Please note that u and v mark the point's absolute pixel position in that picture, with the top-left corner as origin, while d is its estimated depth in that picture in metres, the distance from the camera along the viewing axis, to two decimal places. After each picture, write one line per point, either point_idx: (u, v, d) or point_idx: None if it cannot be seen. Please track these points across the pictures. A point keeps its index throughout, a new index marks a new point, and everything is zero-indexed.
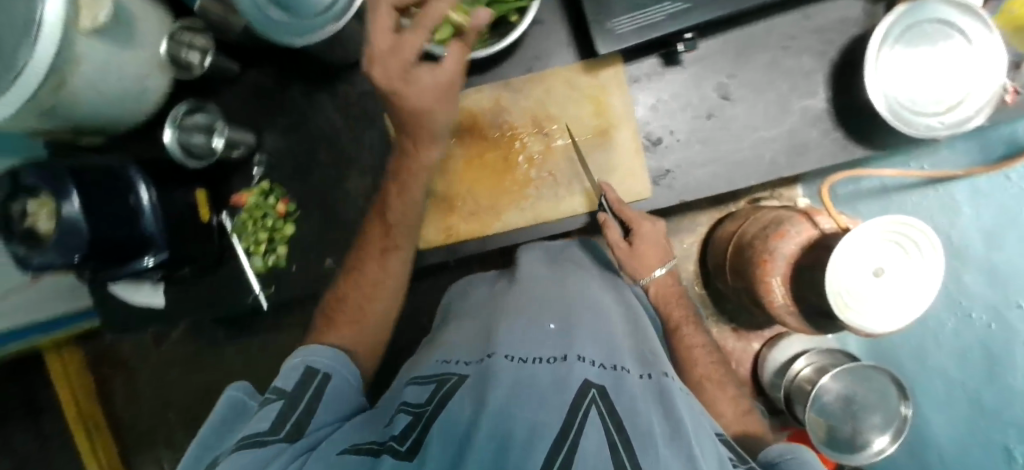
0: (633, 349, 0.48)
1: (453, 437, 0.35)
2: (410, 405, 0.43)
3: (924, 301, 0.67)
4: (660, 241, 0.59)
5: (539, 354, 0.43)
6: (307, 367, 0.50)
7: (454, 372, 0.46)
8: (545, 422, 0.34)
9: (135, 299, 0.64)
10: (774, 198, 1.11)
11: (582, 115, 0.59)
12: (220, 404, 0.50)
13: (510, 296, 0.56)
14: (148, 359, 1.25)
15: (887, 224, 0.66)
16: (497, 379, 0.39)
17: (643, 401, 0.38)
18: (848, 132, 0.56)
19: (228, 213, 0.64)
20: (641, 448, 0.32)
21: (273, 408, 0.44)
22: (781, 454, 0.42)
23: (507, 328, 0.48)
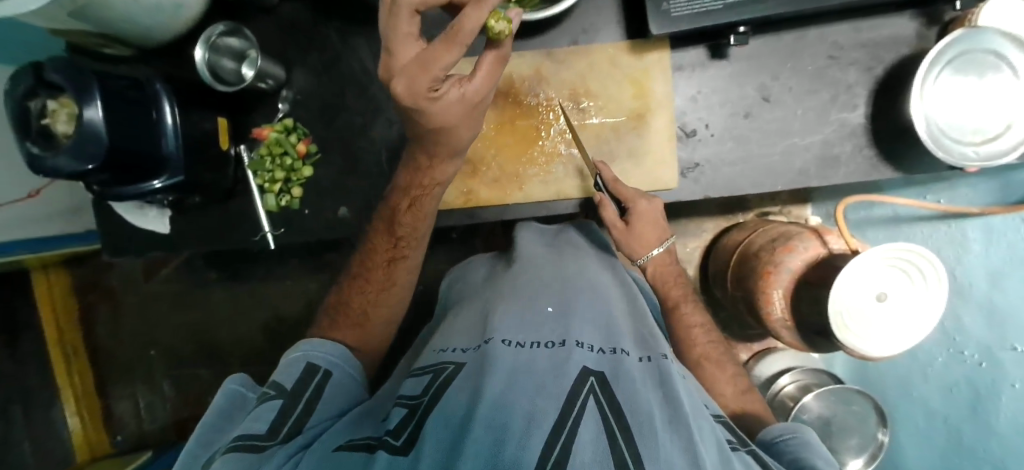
0: (633, 330, 0.48)
1: (449, 425, 0.32)
2: (406, 397, 0.40)
3: (921, 332, 0.69)
4: (658, 219, 0.58)
5: (538, 339, 0.41)
6: (308, 364, 0.49)
7: (450, 359, 0.43)
8: (542, 408, 0.32)
9: (142, 224, 0.63)
10: (783, 214, 1.12)
11: (620, 96, 0.59)
12: (219, 395, 0.47)
13: (511, 279, 0.54)
14: (136, 289, 1.24)
15: (887, 252, 0.66)
16: (493, 366, 0.37)
17: (643, 386, 0.37)
18: (880, 151, 0.56)
19: (247, 146, 0.63)
20: (641, 435, 0.31)
21: (269, 408, 0.42)
22: (782, 433, 0.46)
23: (504, 314, 0.46)
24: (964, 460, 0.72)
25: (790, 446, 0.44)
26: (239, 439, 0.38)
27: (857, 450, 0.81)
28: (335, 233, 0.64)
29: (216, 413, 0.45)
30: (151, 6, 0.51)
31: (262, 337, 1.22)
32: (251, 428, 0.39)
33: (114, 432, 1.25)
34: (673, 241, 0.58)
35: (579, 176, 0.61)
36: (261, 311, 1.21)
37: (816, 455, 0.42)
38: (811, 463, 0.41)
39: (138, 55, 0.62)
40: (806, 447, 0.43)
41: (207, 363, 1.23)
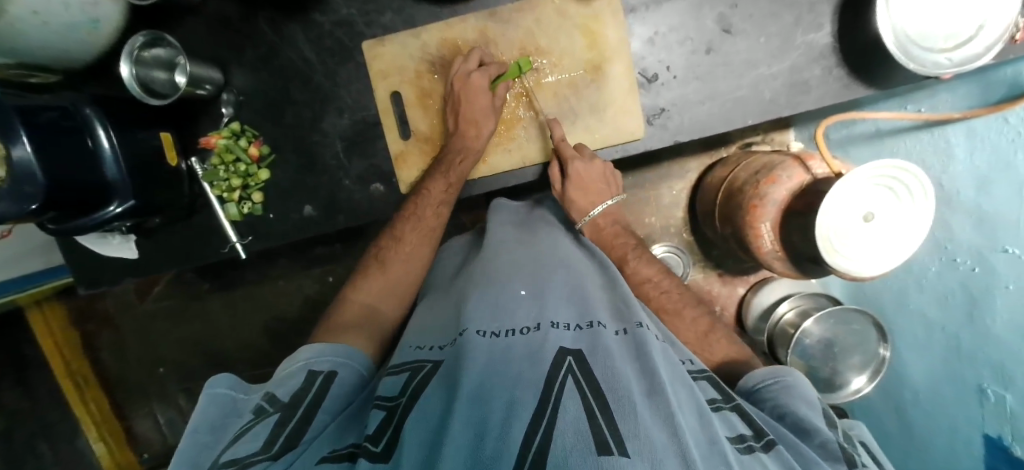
0: (610, 304, 0.51)
1: (428, 429, 0.33)
2: (383, 398, 0.41)
3: (911, 246, 0.67)
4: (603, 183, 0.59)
5: (512, 327, 0.44)
6: (308, 373, 0.46)
7: (427, 358, 0.45)
8: (522, 397, 0.33)
9: (106, 251, 0.62)
10: (766, 143, 1.11)
11: (572, 49, 0.56)
12: (203, 400, 0.45)
13: (488, 269, 0.56)
14: (131, 313, 1.24)
15: (873, 171, 0.65)
16: (471, 357, 0.39)
17: (619, 358, 0.39)
18: (850, 69, 0.53)
19: (197, 157, 0.60)
20: (619, 411, 0.32)
21: (266, 424, 0.39)
22: (765, 378, 0.48)
23: (479, 304, 0.48)
24: (965, 366, 0.72)
25: (771, 393, 0.46)
26: (230, 460, 0.35)
27: (861, 368, 0.82)
28: (305, 231, 0.63)
29: (205, 430, 0.42)
30: (65, 26, 0.48)
31: (263, 338, 1.23)
32: (245, 450, 0.36)
33: (140, 450, 1.27)
34: (615, 200, 0.60)
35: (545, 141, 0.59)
36: (259, 312, 1.22)
37: (796, 399, 0.44)
38: (793, 408, 0.42)
39: (67, 81, 0.61)
40: (786, 391, 0.45)
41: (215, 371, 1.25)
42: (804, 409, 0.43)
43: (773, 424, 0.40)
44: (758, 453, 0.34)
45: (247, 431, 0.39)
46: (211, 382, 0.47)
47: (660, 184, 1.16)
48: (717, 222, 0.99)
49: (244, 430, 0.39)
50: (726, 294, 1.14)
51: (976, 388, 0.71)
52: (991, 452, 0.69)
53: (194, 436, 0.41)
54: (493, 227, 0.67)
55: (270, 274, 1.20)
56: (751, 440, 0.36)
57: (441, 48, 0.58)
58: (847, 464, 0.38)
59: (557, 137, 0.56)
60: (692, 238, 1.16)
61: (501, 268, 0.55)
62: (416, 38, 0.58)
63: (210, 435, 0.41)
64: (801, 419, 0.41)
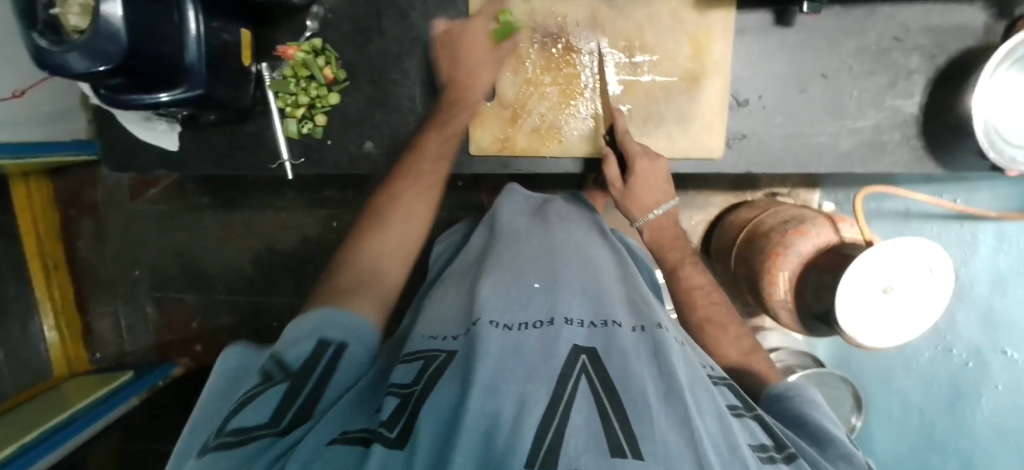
0: (627, 298, 0.50)
1: (437, 418, 0.31)
2: (396, 385, 0.37)
3: (916, 327, 0.72)
4: (661, 178, 0.56)
5: (525, 321, 0.43)
6: (319, 340, 0.40)
7: (441, 347, 0.42)
8: (533, 394, 0.33)
9: (147, 138, 0.59)
10: (791, 197, 1.13)
11: (677, 54, 0.55)
12: (226, 363, 0.42)
13: (505, 254, 0.56)
14: (122, 209, 1.20)
15: (905, 248, 0.69)
16: (481, 348, 0.37)
17: (635, 359, 0.38)
18: (928, 145, 0.55)
19: (269, 64, 0.57)
20: (635, 415, 0.32)
21: (274, 393, 0.35)
22: (785, 390, 0.44)
23: (492, 291, 0.47)
24: None
25: (794, 402, 0.43)
26: (235, 430, 0.31)
27: None
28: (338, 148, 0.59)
29: (221, 393, 0.39)
30: None
31: (251, 266, 1.20)
32: (251, 419, 0.32)
33: (93, 350, 1.24)
34: (677, 203, 0.56)
35: (587, 140, 0.58)
36: (253, 238, 1.19)
37: (818, 411, 0.42)
38: (815, 419, 0.40)
39: None
40: (808, 404, 0.42)
41: (192, 287, 1.22)
42: (825, 420, 0.40)
43: (793, 436, 0.38)
44: (778, 464, 0.32)
45: (254, 398, 0.34)
46: (225, 353, 0.44)
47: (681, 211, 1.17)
48: (731, 262, 1.01)
49: (249, 396, 0.35)
50: None
51: None
52: None
53: (205, 398, 0.40)
54: (505, 215, 0.67)
55: (275, 205, 1.17)
56: (773, 451, 0.34)
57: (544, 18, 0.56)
58: None
59: (620, 128, 0.55)
60: None
61: (518, 256, 0.55)
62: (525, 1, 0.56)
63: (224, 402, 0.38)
64: (824, 430, 0.39)
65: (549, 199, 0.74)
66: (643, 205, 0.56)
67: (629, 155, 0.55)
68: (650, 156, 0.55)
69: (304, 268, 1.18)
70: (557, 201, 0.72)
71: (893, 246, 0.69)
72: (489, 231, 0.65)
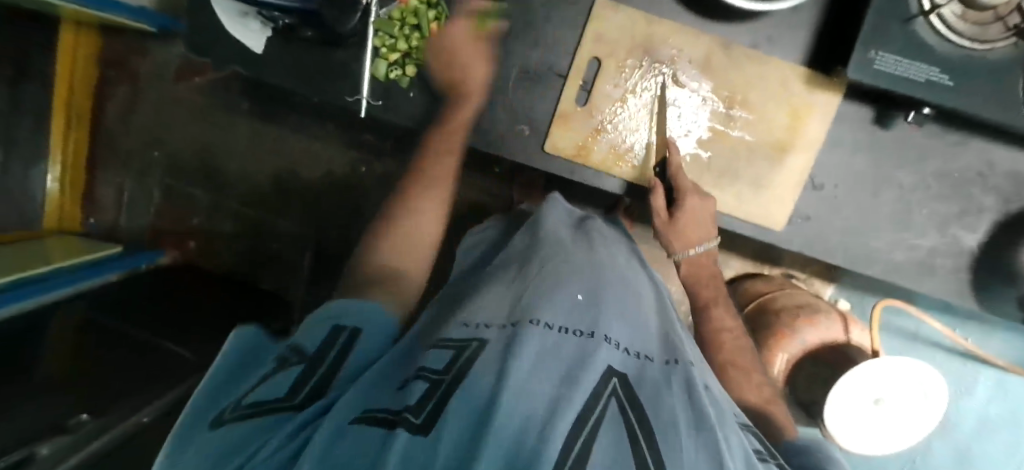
0: (660, 336, 0.52)
1: (476, 399, 0.33)
2: (429, 370, 0.38)
3: (903, 441, 0.73)
4: (705, 218, 0.57)
5: (568, 325, 0.44)
6: (332, 326, 0.44)
7: (473, 336, 0.43)
8: (568, 398, 0.34)
9: (235, 33, 0.58)
10: (805, 284, 1.14)
11: (772, 120, 0.56)
12: (235, 340, 0.46)
13: (551, 255, 0.57)
14: (162, 87, 1.18)
15: (909, 370, 0.71)
16: (523, 346, 0.39)
17: (666, 391, 0.40)
18: (974, 281, 0.57)
19: (379, 0, 0.55)
20: (662, 443, 0.34)
21: (289, 375, 0.39)
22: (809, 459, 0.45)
23: (536, 296, 0.48)
24: None
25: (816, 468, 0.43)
26: (253, 403, 0.36)
27: None
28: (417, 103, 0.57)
29: (238, 370, 0.43)
30: None
31: (268, 182, 1.19)
32: (270, 395, 0.37)
33: (88, 216, 1.21)
34: (718, 244, 0.58)
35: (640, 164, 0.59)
36: (281, 158, 1.18)
37: None
38: None
39: None
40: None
41: (205, 184, 1.21)
42: None
43: None
44: None
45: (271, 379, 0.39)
46: (237, 329, 0.48)
47: None
48: None
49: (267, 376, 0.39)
50: None
51: None
52: None
53: (219, 367, 0.43)
54: (548, 223, 0.67)
55: (311, 132, 1.16)
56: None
57: (658, 43, 0.56)
58: None
59: (675, 165, 0.55)
60: None
61: (564, 263, 0.55)
62: (648, 23, 0.56)
63: (240, 375, 0.42)
64: None
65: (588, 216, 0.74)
66: (687, 240, 0.58)
67: (679, 189, 0.56)
68: (701, 195, 0.57)
69: (321, 203, 1.18)
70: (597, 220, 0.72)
71: (900, 362, 0.70)
72: (531, 234, 0.65)
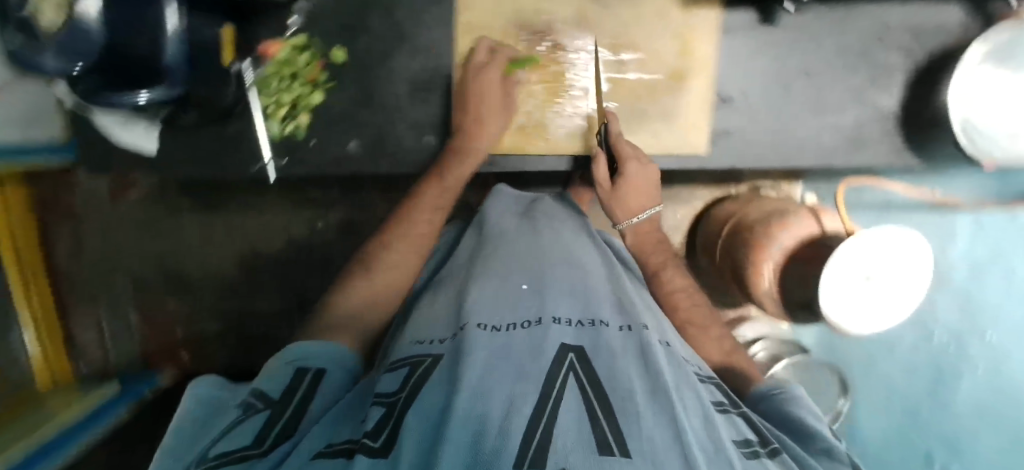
0: (614, 299, 0.51)
1: (428, 417, 0.33)
2: (382, 394, 0.38)
3: (900, 313, 0.74)
4: (650, 185, 0.56)
5: (512, 321, 0.44)
6: (296, 368, 0.43)
7: (426, 352, 0.43)
8: (521, 395, 0.34)
9: (127, 141, 0.55)
10: (774, 189, 1.14)
11: (662, 53, 0.57)
12: (189, 405, 0.42)
13: (493, 253, 0.57)
14: (102, 211, 1.17)
15: (886, 236, 0.72)
16: (471, 349, 0.38)
17: (621, 357, 0.41)
18: (907, 141, 0.57)
19: (251, 64, 0.54)
20: (622, 413, 0.33)
21: (255, 421, 0.37)
22: (771, 389, 0.47)
23: (477, 297, 0.48)
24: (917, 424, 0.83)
25: (778, 400, 0.46)
26: (220, 454, 0.33)
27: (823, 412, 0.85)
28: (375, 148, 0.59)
29: (198, 428, 0.40)
30: None
31: (235, 268, 1.18)
32: (232, 444, 0.34)
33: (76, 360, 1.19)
34: (662, 209, 0.56)
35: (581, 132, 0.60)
36: (241, 240, 1.17)
37: (801, 408, 0.45)
38: (799, 420, 0.43)
39: None
40: (792, 401, 0.45)
41: (178, 293, 1.19)
42: (807, 414, 0.44)
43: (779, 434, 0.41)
44: (761, 458, 0.35)
45: (235, 428, 0.36)
46: (191, 386, 0.45)
47: (667, 205, 1.18)
48: (716, 255, 1.02)
49: (230, 428, 0.36)
50: None
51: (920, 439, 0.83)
52: None
53: (171, 439, 0.38)
54: (493, 217, 0.66)
55: (260, 206, 1.15)
56: (756, 445, 0.36)
57: (532, 16, 0.58)
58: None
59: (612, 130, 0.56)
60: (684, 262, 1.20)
61: (508, 256, 0.55)
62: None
63: (197, 434, 0.38)
64: (807, 428, 0.42)
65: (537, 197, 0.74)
66: (627, 208, 0.56)
67: (619, 155, 0.55)
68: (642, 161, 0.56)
69: (293, 269, 1.18)
70: (546, 200, 0.72)
71: (875, 232, 0.71)
72: (478, 231, 0.65)
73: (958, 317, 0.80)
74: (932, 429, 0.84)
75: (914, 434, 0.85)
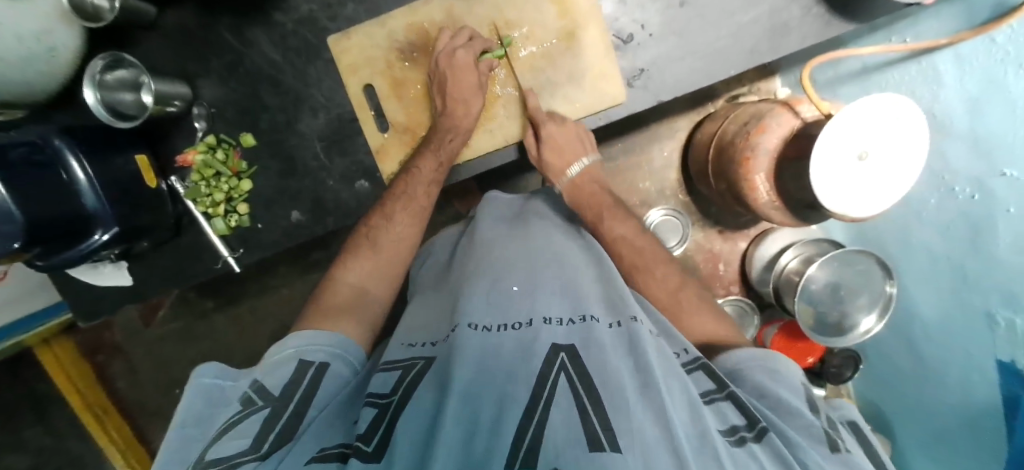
0: (603, 297, 0.50)
1: (419, 426, 0.32)
2: (375, 395, 0.38)
3: (904, 186, 0.59)
4: (577, 142, 0.62)
5: (505, 322, 0.43)
6: (302, 362, 0.44)
7: (421, 355, 0.43)
8: (513, 395, 0.32)
9: (101, 281, 0.67)
10: (752, 94, 1.01)
11: (544, 20, 0.57)
12: (194, 391, 0.43)
13: (475, 259, 0.56)
14: (140, 338, 1.23)
15: (877, 104, 0.58)
16: (461, 351, 0.38)
17: (611, 351, 0.38)
18: (830, 7, 0.54)
19: (177, 176, 0.65)
20: (613, 408, 0.31)
21: (255, 419, 0.37)
22: (749, 359, 0.45)
23: (469, 298, 0.48)
24: (972, 293, 0.64)
25: (753, 374, 0.43)
26: (215, 459, 0.33)
27: (868, 309, 0.76)
28: (344, 212, 0.65)
29: (199, 415, 0.41)
30: (24, 57, 0.51)
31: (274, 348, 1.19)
32: (231, 447, 0.34)
33: None
34: (592, 156, 0.62)
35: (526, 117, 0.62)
36: (272, 322, 1.18)
37: (779, 382, 0.42)
38: (772, 391, 0.41)
39: (33, 114, 0.63)
40: (769, 375, 0.43)
41: None
42: (785, 390, 0.41)
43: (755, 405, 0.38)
44: (748, 444, 0.33)
45: (236, 425, 0.37)
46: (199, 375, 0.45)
47: (650, 146, 1.06)
48: (711, 180, 0.91)
49: (233, 423, 0.37)
50: (728, 250, 1.06)
51: (985, 317, 0.62)
52: (1006, 379, 0.60)
53: (179, 421, 0.40)
54: (482, 224, 0.64)
55: (272, 285, 1.17)
56: (743, 430, 0.34)
57: (411, 33, 0.60)
58: (829, 448, 0.35)
59: (532, 103, 0.59)
60: (688, 198, 1.07)
61: (494, 260, 0.54)
62: (383, 26, 0.59)
63: (198, 428, 0.39)
64: (783, 402, 0.39)
65: (529, 197, 0.73)
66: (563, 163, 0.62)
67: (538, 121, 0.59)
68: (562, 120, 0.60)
69: None
70: (536, 202, 0.69)
71: (861, 102, 0.57)
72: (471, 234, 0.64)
73: (976, 158, 0.58)
74: (987, 287, 0.61)
75: (972, 295, 0.64)
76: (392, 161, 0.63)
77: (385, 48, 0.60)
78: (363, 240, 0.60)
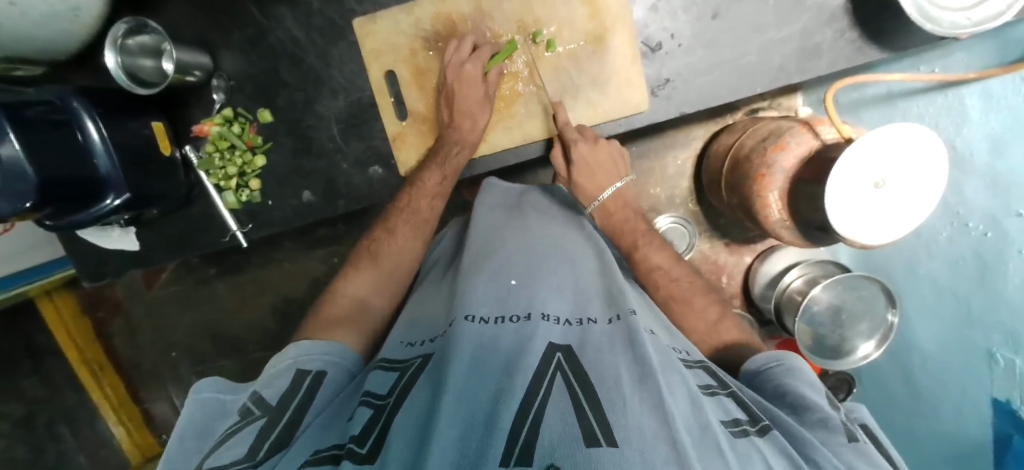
0: (603, 293, 0.49)
1: (414, 423, 0.32)
2: (372, 395, 0.39)
3: (921, 215, 0.59)
4: (610, 166, 0.62)
5: (503, 314, 0.44)
6: (298, 371, 0.45)
7: (415, 354, 0.44)
8: (509, 389, 0.32)
9: (109, 244, 0.68)
10: (773, 108, 1.00)
11: (573, 20, 0.57)
12: (192, 405, 0.44)
13: (477, 249, 0.56)
14: (140, 300, 1.24)
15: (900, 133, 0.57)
16: (457, 345, 0.38)
17: (609, 351, 0.38)
18: (863, 32, 0.53)
19: (191, 146, 0.64)
20: (608, 404, 0.30)
21: (251, 430, 0.38)
22: (766, 362, 0.46)
23: (469, 290, 0.48)
24: (973, 331, 0.64)
25: (775, 373, 0.44)
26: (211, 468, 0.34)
27: (868, 335, 0.76)
28: (357, 196, 0.66)
29: (195, 428, 0.41)
30: (47, 15, 0.50)
31: (273, 320, 1.20)
32: (226, 457, 0.35)
33: (158, 433, 1.29)
34: (627, 179, 0.63)
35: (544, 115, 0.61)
36: (273, 294, 1.19)
37: (798, 379, 0.43)
38: (789, 388, 0.42)
39: (52, 74, 0.64)
40: (788, 373, 0.44)
41: (226, 353, 1.23)
42: (805, 388, 0.42)
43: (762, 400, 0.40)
44: (751, 436, 0.33)
45: (232, 436, 0.37)
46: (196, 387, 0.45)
47: (665, 153, 1.06)
48: (723, 192, 0.90)
49: (228, 436, 0.38)
50: (732, 264, 1.05)
51: (986, 353, 0.62)
52: (999, 417, 0.61)
53: (178, 434, 0.41)
54: (481, 211, 0.64)
55: (276, 258, 1.17)
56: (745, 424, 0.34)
57: (436, 22, 0.59)
58: (846, 438, 0.37)
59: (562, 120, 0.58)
60: (698, 208, 1.07)
61: (495, 252, 0.54)
62: (409, 13, 0.59)
63: (196, 440, 0.40)
64: (802, 399, 0.41)
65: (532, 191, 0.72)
66: (596, 186, 0.63)
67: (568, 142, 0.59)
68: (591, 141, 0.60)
69: None
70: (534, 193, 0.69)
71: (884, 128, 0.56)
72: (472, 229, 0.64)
73: (992, 195, 0.57)
74: (990, 324, 0.61)
75: (973, 331, 0.64)
76: (407, 147, 0.63)
77: (409, 34, 0.60)
78: (377, 240, 0.62)
